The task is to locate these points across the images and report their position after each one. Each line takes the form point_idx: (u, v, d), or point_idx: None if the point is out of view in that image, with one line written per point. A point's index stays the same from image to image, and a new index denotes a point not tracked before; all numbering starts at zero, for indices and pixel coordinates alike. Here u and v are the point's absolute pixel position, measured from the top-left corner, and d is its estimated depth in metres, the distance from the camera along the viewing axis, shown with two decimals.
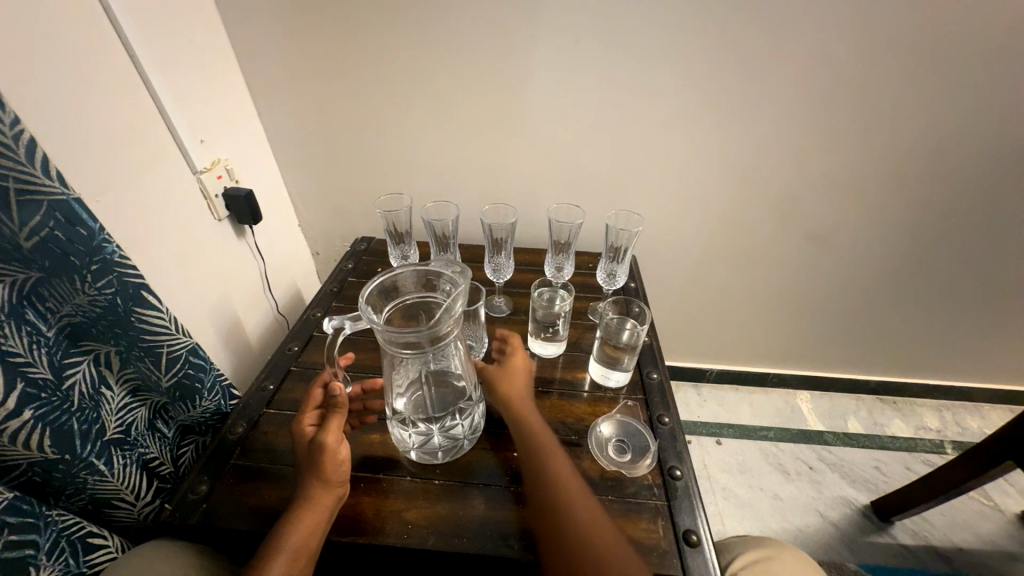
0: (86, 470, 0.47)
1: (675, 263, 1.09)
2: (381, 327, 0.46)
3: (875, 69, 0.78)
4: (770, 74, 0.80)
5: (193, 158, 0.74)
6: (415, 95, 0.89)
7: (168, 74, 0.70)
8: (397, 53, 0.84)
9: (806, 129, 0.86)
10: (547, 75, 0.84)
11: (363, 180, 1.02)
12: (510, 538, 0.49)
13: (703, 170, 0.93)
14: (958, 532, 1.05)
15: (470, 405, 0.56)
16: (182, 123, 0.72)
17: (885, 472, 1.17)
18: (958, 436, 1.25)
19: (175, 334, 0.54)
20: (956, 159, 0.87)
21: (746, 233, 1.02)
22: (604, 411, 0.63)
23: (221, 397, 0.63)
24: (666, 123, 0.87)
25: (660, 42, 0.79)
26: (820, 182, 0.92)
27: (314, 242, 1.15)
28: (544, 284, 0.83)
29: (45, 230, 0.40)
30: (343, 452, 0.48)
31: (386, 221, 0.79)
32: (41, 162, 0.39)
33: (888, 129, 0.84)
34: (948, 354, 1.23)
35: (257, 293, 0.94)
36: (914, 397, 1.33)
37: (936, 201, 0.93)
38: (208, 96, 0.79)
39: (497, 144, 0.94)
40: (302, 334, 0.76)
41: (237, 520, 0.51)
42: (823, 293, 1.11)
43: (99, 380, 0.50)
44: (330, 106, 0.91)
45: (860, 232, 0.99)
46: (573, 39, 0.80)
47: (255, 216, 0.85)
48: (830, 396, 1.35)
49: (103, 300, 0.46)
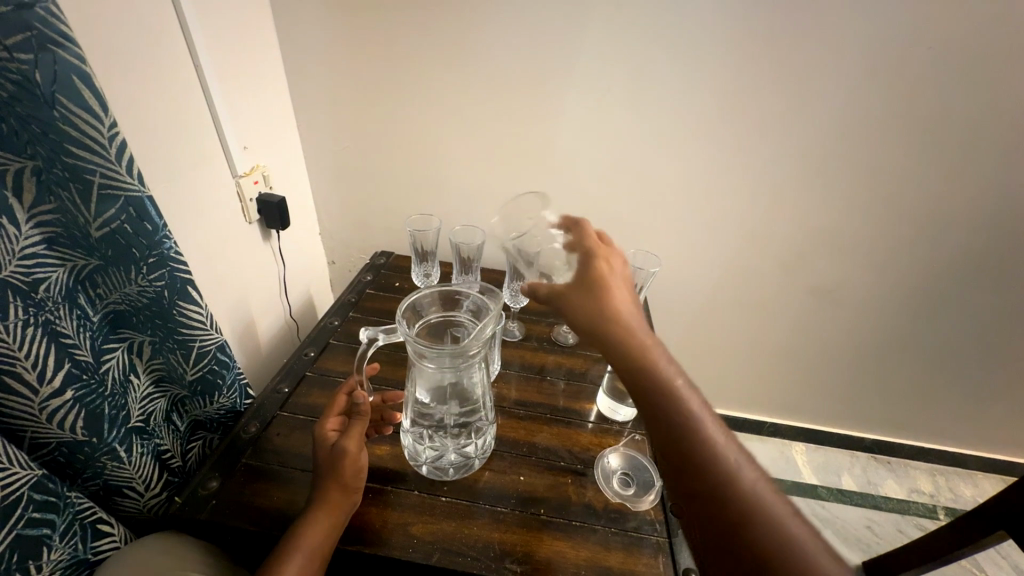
0: (107, 455, 0.48)
1: (682, 305, 1.12)
2: (414, 340, 0.48)
3: (880, 139, 0.85)
4: (783, 136, 0.86)
5: (235, 163, 0.78)
6: (447, 122, 0.94)
7: (225, 85, 0.75)
8: (436, 83, 0.90)
9: (812, 189, 0.91)
10: (574, 116, 0.90)
11: (390, 198, 1.06)
12: (511, 562, 0.50)
13: (714, 218, 0.98)
14: None
15: (484, 425, 0.57)
16: (231, 129, 0.76)
17: (877, 534, 1.17)
18: (951, 502, 1.25)
19: (208, 330, 0.55)
20: (953, 229, 0.92)
21: (753, 283, 1.06)
22: (610, 444, 0.64)
23: (238, 395, 0.64)
24: (683, 170, 0.93)
25: (682, 98, 0.85)
26: (823, 240, 0.97)
27: (331, 251, 1.18)
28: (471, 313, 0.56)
29: (115, 222, 0.43)
30: (362, 459, 0.49)
31: (412, 240, 0.82)
32: (126, 161, 0.42)
33: (891, 195, 0.90)
34: (945, 418, 1.24)
35: (274, 295, 0.96)
36: (908, 459, 1.33)
37: (935, 267, 0.97)
38: (257, 107, 0.84)
39: (521, 175, 0.98)
40: (318, 341, 0.78)
41: (246, 520, 0.51)
42: (823, 346, 1.14)
43: (129, 368, 0.52)
44: (365, 125, 0.97)
45: (863, 290, 1.03)
46: (600, 89, 0.86)
47: (284, 221, 0.88)
48: (825, 451, 1.35)
49: (152, 291, 0.48)
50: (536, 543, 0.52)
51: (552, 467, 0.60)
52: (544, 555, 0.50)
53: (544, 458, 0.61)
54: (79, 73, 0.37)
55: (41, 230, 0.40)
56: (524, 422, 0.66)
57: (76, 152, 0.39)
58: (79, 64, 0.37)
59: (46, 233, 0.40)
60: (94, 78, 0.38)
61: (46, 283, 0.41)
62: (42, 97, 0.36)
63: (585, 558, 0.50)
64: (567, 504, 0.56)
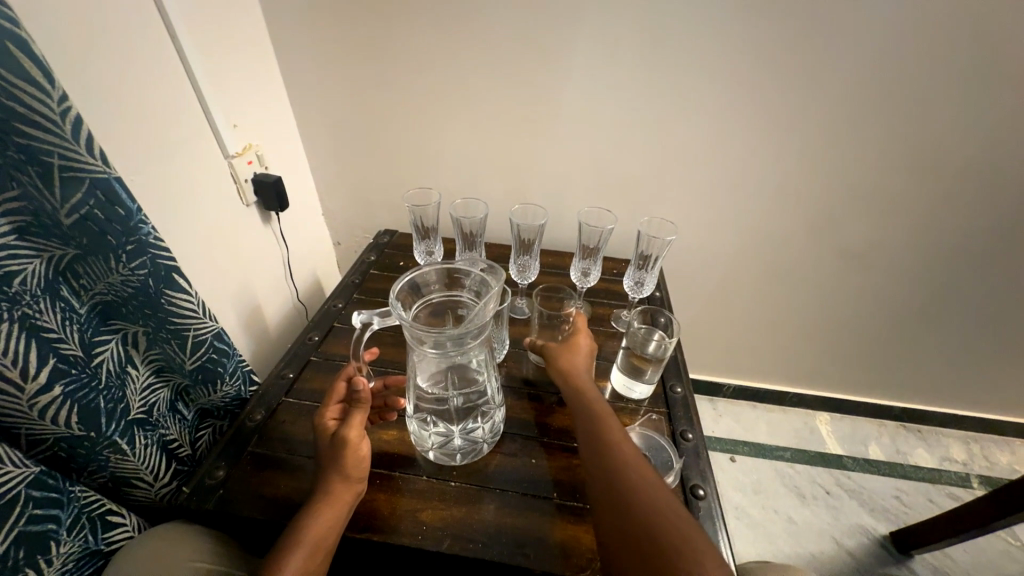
0: (109, 449, 0.47)
1: (701, 274, 1.06)
2: (411, 324, 0.45)
3: (930, 82, 0.75)
4: (818, 85, 0.77)
5: (226, 143, 0.75)
6: (445, 88, 0.88)
7: (207, 59, 0.70)
8: (431, 45, 0.83)
9: (848, 143, 0.83)
10: (583, 73, 0.82)
11: (390, 174, 1.02)
12: (524, 549, 0.48)
13: (737, 181, 0.90)
14: (981, 571, 1.00)
15: (492, 408, 0.55)
16: (217, 107, 0.72)
17: (906, 503, 1.13)
18: (986, 470, 1.20)
19: (202, 318, 0.53)
20: (1008, 181, 0.83)
21: (777, 248, 0.99)
22: (625, 423, 0.61)
23: (242, 383, 0.63)
24: (703, 129, 0.85)
25: (703, 46, 0.76)
26: (858, 199, 0.89)
27: (335, 232, 1.15)
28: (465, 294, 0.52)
29: (85, 208, 0.40)
30: (365, 448, 0.47)
31: (412, 216, 0.78)
32: (85, 140, 0.39)
33: (938, 147, 0.81)
34: (983, 385, 1.18)
35: (279, 279, 0.94)
36: (941, 427, 1.28)
37: (982, 224, 0.89)
38: (244, 81, 0.79)
39: (527, 142, 0.92)
40: (322, 325, 0.76)
41: (254, 509, 0.51)
42: (852, 313, 1.08)
43: (125, 359, 0.50)
44: (359, 95, 0.91)
45: (899, 252, 0.95)
46: (610, 41, 0.78)
47: (282, 203, 0.85)
48: (851, 420, 1.30)
49: (136, 280, 0.46)
50: (550, 528, 0.49)
51: (565, 449, 0.58)
52: (557, 541, 0.48)
53: (557, 440, 0.59)
54: (15, 40, 0.33)
55: (8, 219, 0.38)
56: (535, 402, 0.64)
57: (27, 131, 0.36)
58: (12, 28, 0.33)
59: (15, 223, 0.38)
60: (33, 45, 0.34)
61: (22, 275, 0.39)
62: None
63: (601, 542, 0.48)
64: (582, 487, 0.53)
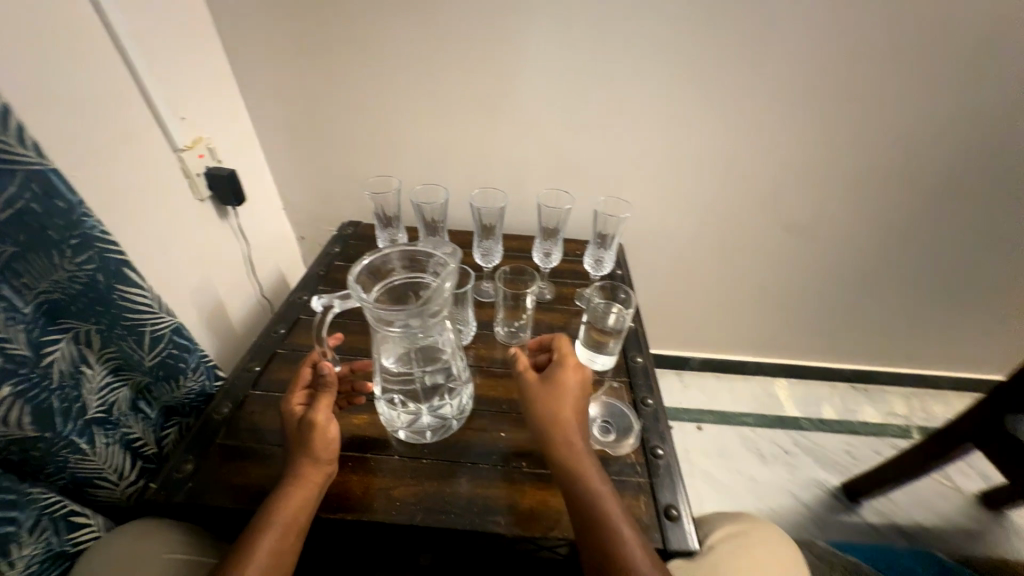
0: (67, 449, 0.47)
1: (662, 252, 1.11)
2: (371, 305, 0.45)
3: (861, 61, 0.80)
4: (760, 66, 0.81)
5: (174, 136, 0.72)
6: (402, 74, 0.87)
7: (147, 49, 0.67)
8: (384, 30, 0.82)
9: (789, 122, 0.87)
10: (537, 58, 0.83)
11: (351, 164, 1.01)
12: (495, 516, 0.50)
13: (690, 160, 0.94)
14: (919, 511, 1.10)
15: (459, 385, 0.57)
16: (162, 99, 0.70)
17: (855, 456, 1.23)
18: (924, 421, 1.31)
19: (158, 313, 0.53)
20: (932, 153, 0.90)
21: (731, 225, 1.04)
22: (589, 394, 0.64)
23: (206, 377, 0.62)
24: (657, 110, 0.88)
25: (652, 29, 0.79)
26: (801, 175, 0.95)
27: (298, 225, 1.12)
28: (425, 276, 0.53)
29: (21, 201, 0.39)
30: (333, 430, 0.48)
31: (373, 205, 0.78)
32: (16, 130, 0.37)
33: (870, 123, 0.87)
34: (919, 343, 1.28)
35: (241, 275, 0.92)
36: (884, 385, 1.39)
37: (911, 195, 0.96)
38: (189, 72, 0.77)
39: (487, 128, 0.93)
40: (288, 317, 0.76)
41: (224, 498, 0.51)
42: (802, 282, 1.15)
43: (79, 359, 0.49)
44: (312, 84, 0.89)
45: (840, 223, 1.02)
46: (562, 26, 0.79)
47: (238, 197, 0.83)
48: (805, 383, 1.39)
49: (84, 276, 0.45)
50: (519, 495, 0.52)
51: None
52: (526, 506, 0.51)
53: (525, 413, 0.61)
54: None
55: None
56: (502, 380, 0.66)
57: None
58: None
59: None
60: None
61: None
62: None
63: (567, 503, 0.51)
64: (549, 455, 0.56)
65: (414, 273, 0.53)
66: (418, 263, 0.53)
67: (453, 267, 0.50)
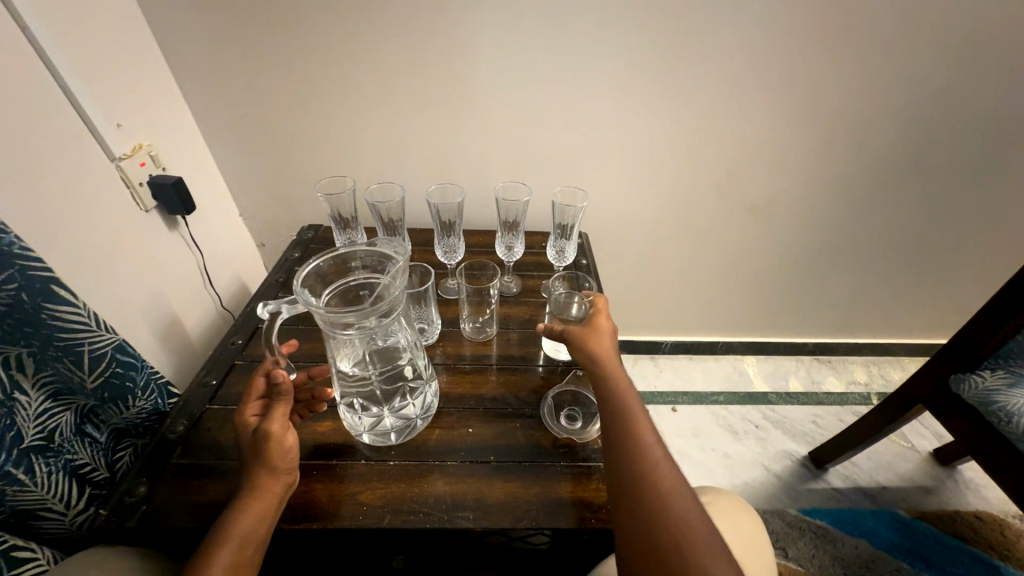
0: (2, 481, 0.45)
1: (628, 240, 1.12)
2: (318, 308, 0.44)
3: (801, 45, 0.83)
4: (708, 52, 0.83)
5: (110, 144, 0.68)
6: (352, 72, 0.85)
7: (72, 52, 0.63)
8: (330, 28, 0.80)
9: (739, 106, 0.90)
10: (489, 51, 0.83)
11: (307, 166, 0.98)
12: (465, 511, 0.50)
13: (648, 147, 0.95)
14: (881, 472, 1.16)
15: (421, 385, 0.57)
16: (93, 105, 0.66)
17: (821, 425, 1.28)
18: (882, 387, 1.38)
19: (97, 331, 0.50)
20: (873, 131, 0.94)
21: (691, 209, 1.06)
22: (557, 383, 0.64)
23: (158, 396, 0.59)
24: (613, 100, 0.89)
25: (602, 19, 0.79)
26: (753, 158, 0.98)
27: (256, 232, 1.09)
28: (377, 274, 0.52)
29: None
30: (291, 439, 0.47)
31: (329, 207, 0.76)
32: None
33: (815, 105, 0.90)
34: (874, 314, 1.35)
35: (196, 286, 0.89)
36: (845, 355, 1.45)
37: (857, 172, 1.00)
38: (123, 76, 0.73)
39: (444, 124, 0.92)
40: (246, 327, 0.73)
41: (181, 519, 0.49)
42: (762, 261, 1.18)
43: (9, 386, 0.46)
44: (260, 85, 0.86)
45: (793, 203, 1.05)
46: (513, 17, 0.79)
47: (187, 206, 0.80)
48: (773, 359, 1.44)
49: (5, 296, 0.42)
50: (488, 489, 0.52)
51: (501, 415, 0.60)
52: (496, 499, 0.51)
53: (493, 408, 0.61)
54: None
55: None
56: (470, 376, 0.65)
57: None
58: None
59: None
60: None
61: None
62: None
63: (536, 493, 0.52)
64: (518, 447, 0.56)
65: (364, 272, 0.52)
66: (368, 261, 0.52)
67: (403, 264, 0.49)
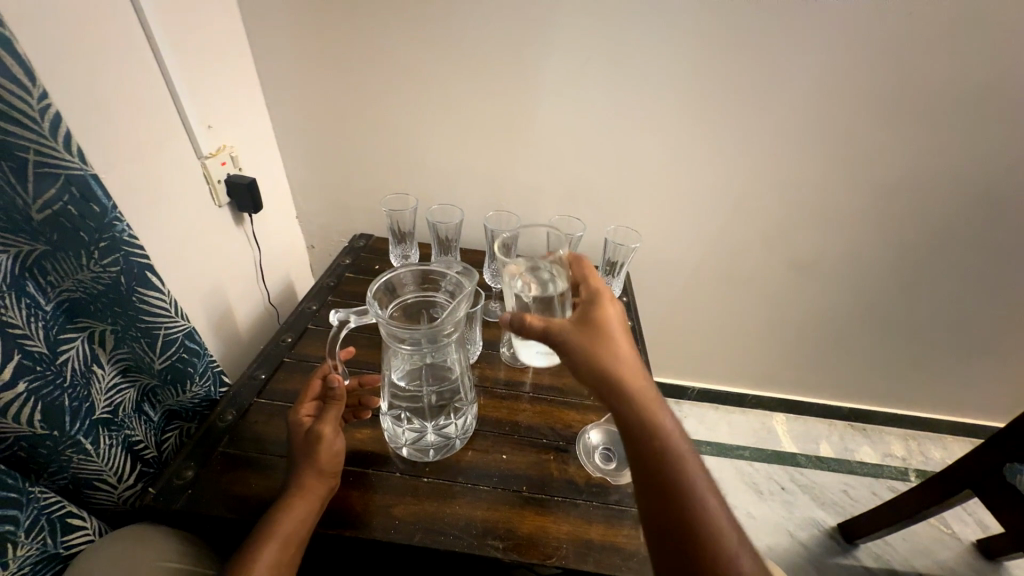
0: (73, 448, 0.47)
1: (667, 281, 1.12)
2: (386, 320, 0.47)
3: (864, 108, 0.84)
4: (767, 109, 0.85)
5: (200, 143, 0.74)
6: (423, 97, 0.90)
7: (183, 60, 0.70)
8: (410, 53, 0.86)
9: (794, 163, 0.91)
10: (554, 89, 0.87)
11: (367, 179, 1.03)
12: (495, 538, 0.50)
13: (698, 193, 0.97)
14: (917, 557, 1.09)
15: (464, 405, 0.57)
16: (193, 108, 0.72)
17: (853, 497, 1.21)
18: (922, 464, 1.30)
19: (174, 317, 0.53)
20: (932, 200, 0.93)
21: (735, 258, 1.06)
22: (593, 420, 0.64)
23: (211, 384, 0.62)
24: (669, 144, 0.91)
25: (666, 70, 0.83)
26: (804, 214, 0.97)
27: (310, 235, 1.14)
28: (436, 296, 0.54)
29: (58, 204, 0.40)
30: (339, 445, 0.49)
31: (389, 221, 0.80)
32: (65, 138, 0.39)
33: (872, 168, 0.90)
34: (917, 385, 1.29)
35: (251, 281, 0.93)
36: (883, 425, 1.38)
37: (911, 238, 0.98)
38: (221, 84, 0.80)
39: (502, 152, 0.96)
40: (296, 326, 0.76)
41: (222, 508, 0.51)
42: (803, 318, 1.15)
43: (91, 359, 0.49)
44: (337, 101, 0.92)
45: (841, 262, 1.04)
46: (580, 61, 0.83)
47: (256, 205, 0.85)
48: (804, 420, 1.38)
49: (107, 278, 0.46)
50: (518, 519, 0.52)
51: (534, 445, 0.60)
52: (525, 532, 0.51)
53: (526, 436, 0.61)
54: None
55: None
56: (505, 401, 0.66)
57: (6, 128, 0.36)
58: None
59: None
60: (17, 45, 0.35)
61: None
62: None
63: (569, 531, 0.51)
64: (549, 480, 0.56)
65: (425, 293, 0.55)
66: (431, 282, 0.55)
67: (471, 290, 0.51)
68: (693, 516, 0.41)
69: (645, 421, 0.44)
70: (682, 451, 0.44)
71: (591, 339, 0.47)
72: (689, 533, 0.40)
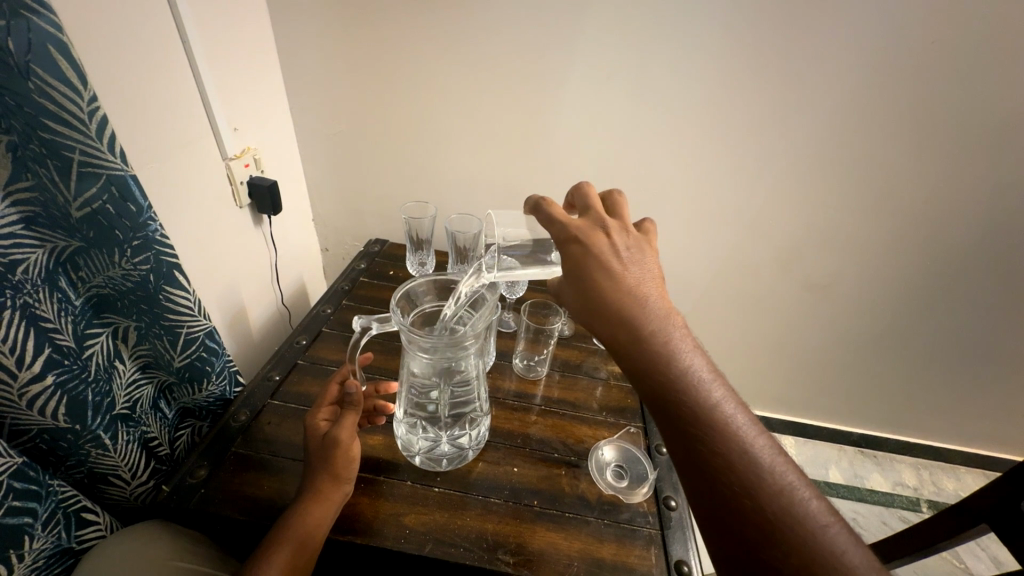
0: (92, 443, 0.47)
1: (679, 298, 1.12)
2: (407, 329, 0.47)
3: (882, 133, 0.84)
4: (784, 131, 0.86)
5: (225, 145, 0.76)
6: (445, 108, 0.92)
7: (216, 65, 0.72)
8: (435, 62, 0.87)
9: (810, 185, 0.91)
10: (574, 104, 0.88)
11: (385, 186, 1.04)
12: (505, 553, 0.49)
13: (713, 211, 0.97)
14: None
15: (479, 416, 0.57)
16: (222, 111, 0.74)
17: (862, 525, 1.19)
18: (934, 495, 1.27)
19: (196, 316, 0.54)
20: (949, 226, 0.92)
21: (747, 277, 1.05)
22: (606, 436, 0.64)
23: (227, 383, 0.62)
24: (687, 161, 0.91)
25: (685, 90, 0.84)
26: (819, 236, 0.97)
27: (325, 239, 1.15)
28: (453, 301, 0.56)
29: (97, 202, 0.42)
30: (355, 450, 0.49)
31: (408, 228, 0.81)
32: (108, 139, 0.41)
33: (888, 193, 0.90)
34: (930, 414, 1.26)
35: (266, 282, 0.94)
36: (894, 453, 1.35)
37: (928, 264, 0.98)
38: (249, 89, 0.82)
39: (519, 164, 0.97)
40: (310, 329, 0.77)
41: (234, 509, 0.51)
42: (815, 340, 1.14)
43: (114, 353, 0.50)
44: (361, 109, 0.94)
45: (855, 285, 1.03)
46: (601, 78, 0.85)
47: (275, 207, 0.86)
48: (813, 444, 1.36)
49: (137, 275, 0.47)
50: (528, 534, 0.51)
51: (545, 458, 0.60)
52: (535, 547, 0.50)
53: (537, 449, 0.61)
54: (54, 43, 0.35)
55: (19, 208, 0.38)
56: (517, 413, 0.66)
57: (53, 127, 0.37)
58: (55, 32, 0.35)
59: (24, 213, 0.39)
60: (71, 49, 0.36)
61: (25, 265, 0.39)
62: (16, 66, 0.34)
63: (580, 550, 0.50)
64: (560, 495, 0.56)
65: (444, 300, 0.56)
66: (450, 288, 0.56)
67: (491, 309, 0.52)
68: (739, 470, 0.37)
69: (675, 370, 0.41)
70: (721, 404, 0.40)
71: (602, 286, 0.45)
72: (729, 481, 0.36)
